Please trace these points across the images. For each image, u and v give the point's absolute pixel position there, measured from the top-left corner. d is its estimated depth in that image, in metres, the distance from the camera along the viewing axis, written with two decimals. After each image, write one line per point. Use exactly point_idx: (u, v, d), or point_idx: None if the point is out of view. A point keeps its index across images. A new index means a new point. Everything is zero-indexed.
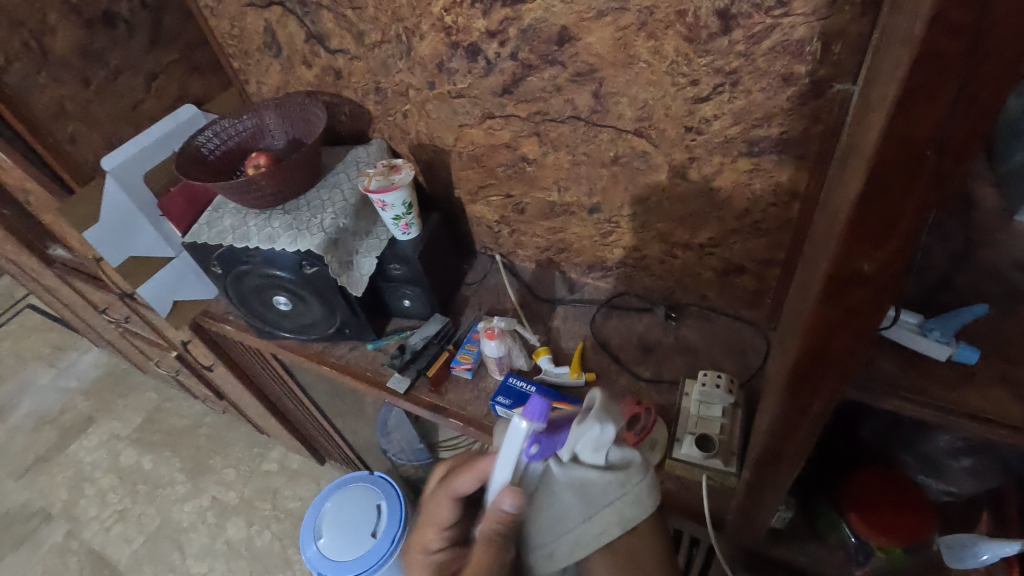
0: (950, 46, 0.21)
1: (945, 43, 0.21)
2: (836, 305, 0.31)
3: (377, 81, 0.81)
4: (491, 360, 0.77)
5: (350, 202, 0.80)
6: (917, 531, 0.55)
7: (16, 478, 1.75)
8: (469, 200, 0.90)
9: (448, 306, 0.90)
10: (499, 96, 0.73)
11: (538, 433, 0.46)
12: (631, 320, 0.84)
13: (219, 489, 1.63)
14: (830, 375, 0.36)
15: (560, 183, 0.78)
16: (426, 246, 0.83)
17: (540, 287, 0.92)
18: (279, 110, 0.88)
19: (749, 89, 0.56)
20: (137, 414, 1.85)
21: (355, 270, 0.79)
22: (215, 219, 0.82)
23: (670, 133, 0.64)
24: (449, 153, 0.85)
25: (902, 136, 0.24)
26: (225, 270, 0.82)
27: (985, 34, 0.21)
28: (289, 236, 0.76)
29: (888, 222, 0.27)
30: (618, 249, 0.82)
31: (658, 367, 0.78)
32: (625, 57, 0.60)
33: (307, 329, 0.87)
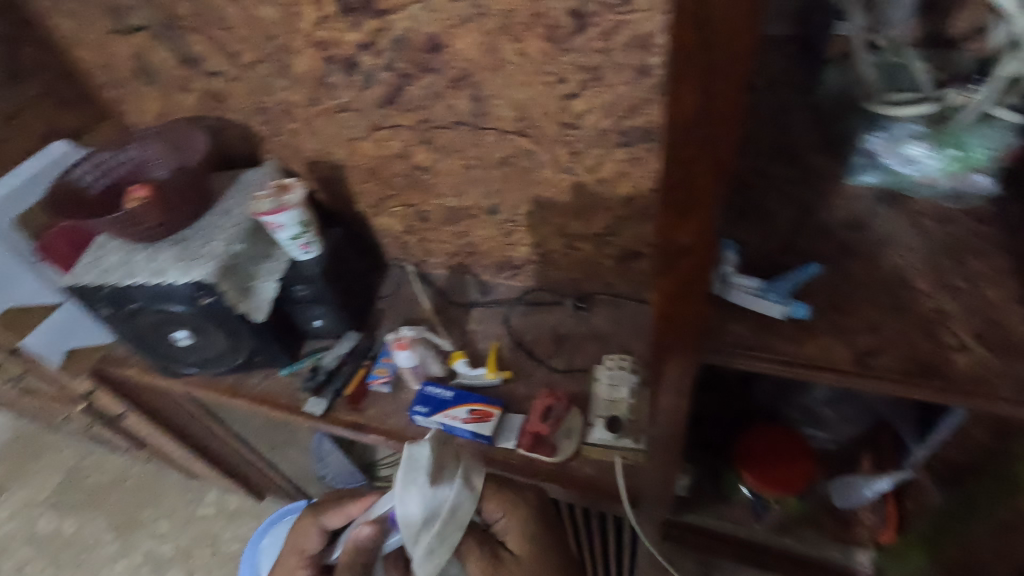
0: (692, 32, 0.23)
1: (688, 29, 0.23)
2: (670, 274, 0.34)
3: (260, 100, 0.79)
4: (409, 370, 0.78)
5: (243, 226, 0.78)
6: (801, 480, 0.60)
7: None
8: (373, 212, 0.90)
9: (363, 321, 0.89)
10: (383, 107, 0.73)
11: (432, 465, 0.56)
12: (544, 314, 0.86)
13: (152, 543, 1.54)
14: (683, 341, 0.39)
15: (456, 188, 0.79)
16: (330, 263, 0.82)
17: (454, 292, 0.92)
18: (160, 137, 0.83)
19: (612, 82, 0.59)
20: (51, 477, 1.71)
21: (256, 295, 0.77)
22: (98, 258, 0.77)
23: (549, 130, 0.66)
24: (344, 168, 0.84)
25: (678, 119, 0.26)
26: (114, 311, 0.77)
27: (716, 25, 0.23)
28: (179, 268, 0.73)
29: (691, 194, 0.29)
30: (523, 247, 0.84)
31: (572, 356, 0.80)
32: (495, 60, 0.62)
33: (214, 362, 0.84)
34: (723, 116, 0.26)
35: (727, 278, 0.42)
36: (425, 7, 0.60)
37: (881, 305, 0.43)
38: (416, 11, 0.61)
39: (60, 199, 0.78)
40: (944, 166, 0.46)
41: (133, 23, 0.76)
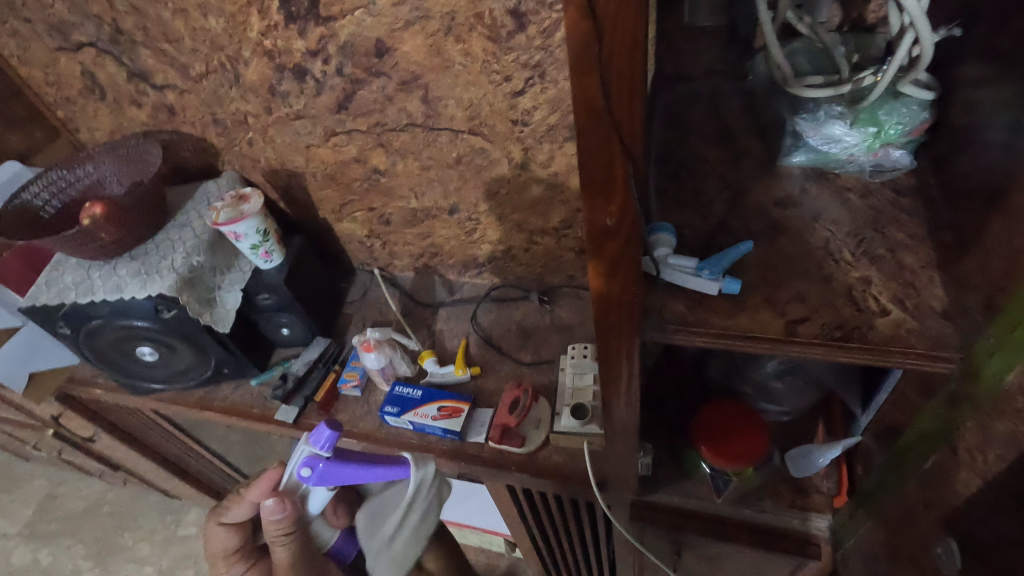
0: (584, 23, 0.25)
1: (580, 21, 0.25)
2: (600, 254, 0.35)
3: (213, 111, 0.79)
4: (377, 372, 0.78)
5: (202, 238, 0.78)
6: (753, 452, 0.62)
7: None
8: (335, 218, 0.90)
9: (331, 327, 0.90)
10: (336, 113, 0.73)
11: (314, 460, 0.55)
12: (509, 310, 0.87)
13: (134, 567, 1.51)
14: (623, 319, 0.40)
15: (415, 189, 0.80)
16: (293, 271, 0.82)
17: (421, 293, 0.93)
18: (112, 154, 0.83)
19: (556, 78, 0.61)
20: (24, 508, 1.67)
21: (220, 305, 0.77)
22: (55, 278, 0.77)
23: (500, 128, 0.68)
24: (303, 175, 0.85)
25: (585, 107, 0.28)
26: (75, 330, 0.77)
27: (600, 15, 0.25)
28: (138, 282, 0.73)
29: (607, 175, 0.31)
30: (485, 244, 0.85)
31: (538, 349, 0.82)
32: (442, 61, 0.63)
33: (181, 377, 0.83)
34: (623, 101, 0.28)
35: (660, 263, 0.44)
36: (370, 12, 0.61)
37: (808, 276, 0.45)
38: (361, 17, 0.62)
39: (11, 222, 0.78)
40: (859, 141, 0.50)
41: (79, 39, 0.76)
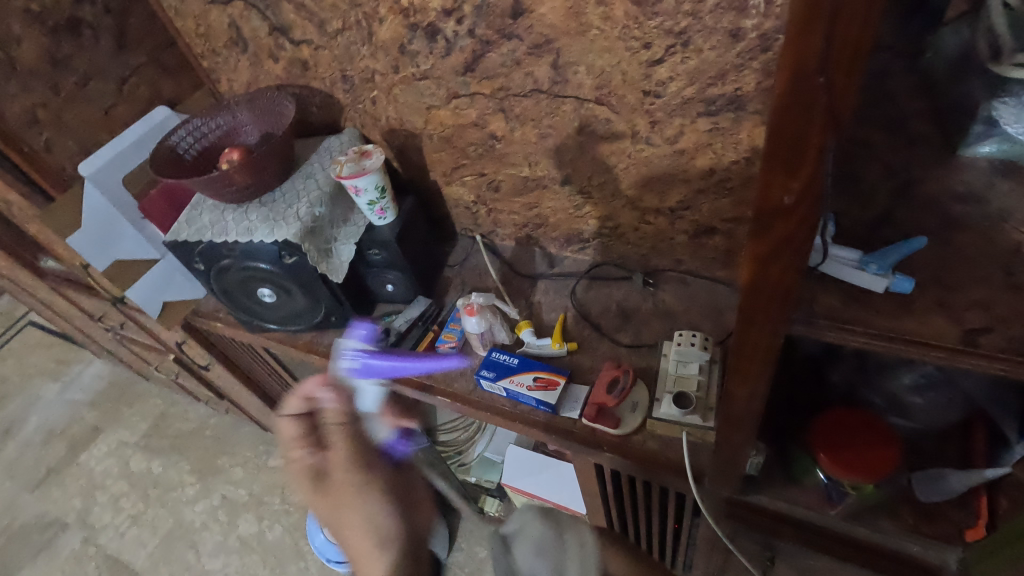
0: None
1: None
2: (765, 235, 0.33)
3: (343, 68, 0.82)
4: (476, 336, 0.79)
5: (322, 191, 0.82)
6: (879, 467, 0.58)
7: (30, 490, 1.79)
8: (445, 182, 0.91)
9: (433, 287, 0.92)
10: (462, 75, 0.73)
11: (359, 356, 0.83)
12: (611, 289, 0.85)
13: (229, 489, 1.66)
14: (774, 308, 0.37)
15: (529, 158, 0.79)
16: (403, 230, 0.84)
17: (520, 263, 0.93)
18: (250, 105, 0.88)
19: (700, 48, 0.58)
20: (142, 422, 1.88)
21: (336, 257, 0.80)
22: (194, 217, 0.83)
23: (629, 99, 0.65)
24: (420, 136, 0.86)
25: (794, 65, 0.26)
26: (207, 266, 0.83)
27: None
28: (267, 227, 0.78)
29: (798, 148, 0.28)
30: (594, 220, 0.84)
31: (638, 332, 0.79)
32: (578, 25, 0.61)
33: (294, 320, 0.89)
34: (844, 62, 0.25)
35: (825, 253, 0.44)
36: None
37: None
38: None
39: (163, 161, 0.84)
40: None
41: None
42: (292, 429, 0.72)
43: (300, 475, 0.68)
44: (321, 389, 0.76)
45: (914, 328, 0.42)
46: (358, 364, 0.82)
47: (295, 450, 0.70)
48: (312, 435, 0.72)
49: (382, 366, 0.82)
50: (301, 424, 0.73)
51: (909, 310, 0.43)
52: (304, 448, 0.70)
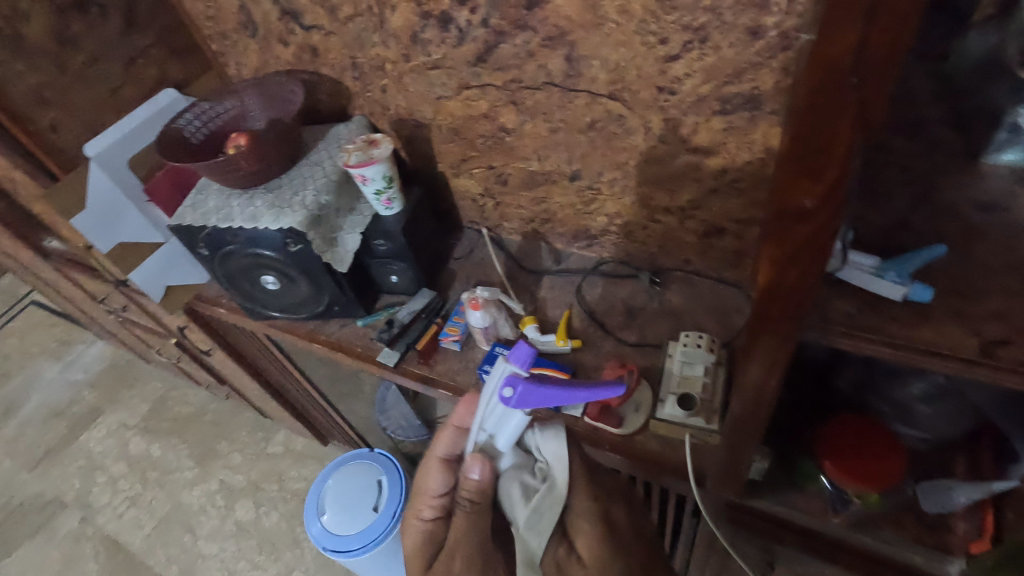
0: None
1: None
2: (784, 238, 0.32)
3: (353, 55, 0.81)
4: (480, 330, 0.78)
5: (329, 179, 0.81)
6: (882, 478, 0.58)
7: (30, 469, 1.79)
8: (453, 173, 0.90)
9: (438, 279, 0.91)
10: (474, 66, 0.72)
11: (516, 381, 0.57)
12: (616, 286, 0.85)
13: (227, 474, 1.66)
14: (789, 312, 0.37)
15: (539, 152, 0.79)
16: (409, 221, 0.84)
17: (526, 258, 0.92)
18: (259, 90, 0.87)
19: (718, 44, 0.56)
20: (142, 404, 1.88)
21: (341, 246, 0.80)
22: (200, 201, 0.82)
23: (644, 95, 0.64)
24: (429, 127, 0.85)
25: (826, 63, 0.25)
26: (212, 251, 0.83)
27: None
28: (272, 214, 0.77)
29: (824, 149, 0.28)
30: (602, 217, 0.83)
31: (643, 331, 0.79)
32: (595, 18, 0.60)
33: (297, 308, 0.88)
34: (879, 61, 0.24)
35: (845, 257, 0.43)
36: None
37: None
38: None
39: (170, 145, 0.83)
40: None
41: None
42: (434, 483, 0.62)
43: (411, 542, 0.62)
44: (470, 462, 0.57)
45: (928, 337, 0.41)
46: (519, 395, 0.56)
47: (424, 509, 0.63)
48: (444, 498, 0.62)
49: (542, 397, 0.56)
50: (444, 476, 0.63)
51: (926, 319, 0.42)
52: (434, 514, 0.62)
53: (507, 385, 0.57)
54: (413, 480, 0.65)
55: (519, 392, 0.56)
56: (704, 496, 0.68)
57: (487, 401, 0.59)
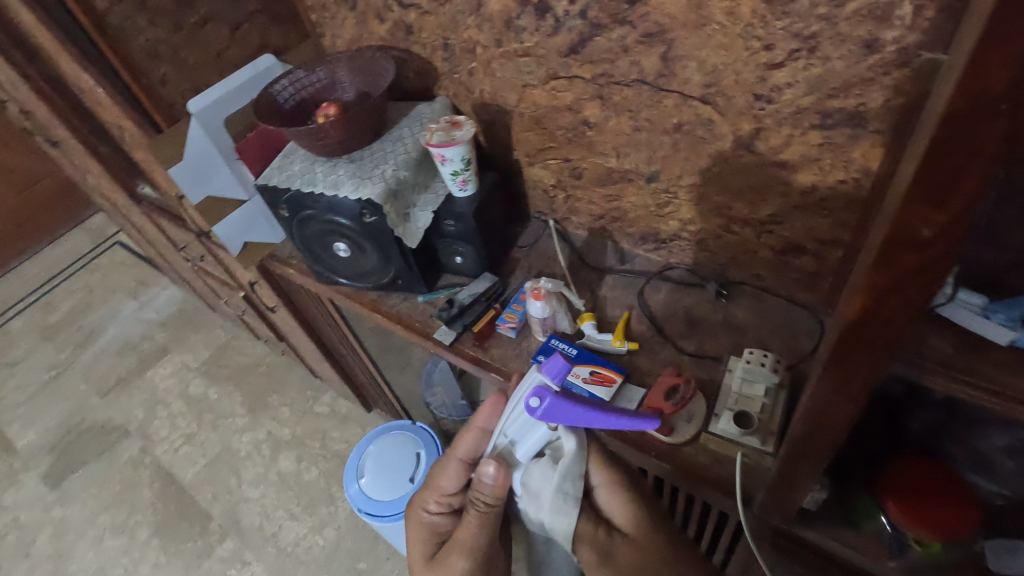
0: None
1: None
2: (891, 266, 0.31)
3: (446, 36, 0.82)
4: (539, 321, 0.79)
5: (410, 156, 0.83)
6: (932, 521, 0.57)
7: (102, 395, 1.95)
8: (527, 162, 0.91)
9: (500, 265, 0.92)
10: (565, 57, 0.72)
11: (542, 394, 0.60)
12: (680, 294, 0.83)
13: (274, 426, 1.75)
14: (880, 341, 0.35)
15: (618, 149, 0.78)
16: (480, 205, 0.85)
17: (590, 254, 0.92)
18: (351, 63, 0.89)
19: (827, 55, 0.54)
20: (205, 349, 2.00)
21: (413, 222, 0.82)
22: (286, 164, 0.86)
23: (738, 101, 0.62)
24: (511, 113, 0.85)
25: (974, 87, 0.24)
26: (292, 214, 0.86)
27: None
28: (353, 184, 0.80)
29: (955, 177, 0.26)
30: (675, 221, 0.81)
31: (703, 342, 0.77)
32: (698, 18, 0.59)
33: (363, 278, 0.91)
34: None
35: (952, 294, 0.41)
36: None
37: None
38: None
39: (264, 108, 0.87)
40: None
41: None
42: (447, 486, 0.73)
43: (415, 527, 0.74)
44: (486, 465, 0.64)
45: None
46: (546, 408, 0.59)
47: (432, 503, 0.74)
48: (453, 496, 0.74)
49: (568, 415, 0.61)
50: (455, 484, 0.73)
51: None
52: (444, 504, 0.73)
53: (535, 396, 0.60)
54: (429, 472, 0.75)
55: (547, 406, 0.59)
56: (749, 518, 0.66)
57: (514, 408, 0.65)
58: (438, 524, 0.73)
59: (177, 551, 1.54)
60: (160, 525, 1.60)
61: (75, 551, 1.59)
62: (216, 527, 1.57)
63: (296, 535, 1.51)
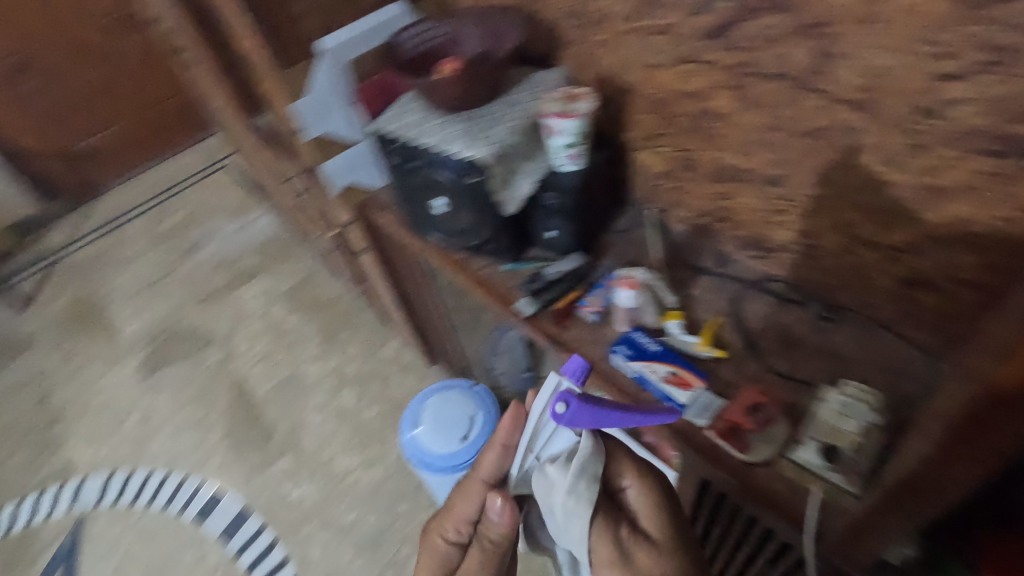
0: None
1: None
2: None
3: (580, 4, 0.79)
4: (624, 310, 0.77)
5: (522, 121, 0.81)
6: None
7: (197, 303, 2.12)
8: (639, 145, 0.87)
9: (592, 247, 0.90)
10: (704, 40, 0.68)
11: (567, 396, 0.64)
12: (778, 309, 0.78)
13: (342, 361, 1.83)
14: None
15: (743, 146, 0.73)
16: (583, 183, 0.83)
17: (687, 251, 0.88)
18: (478, 20, 0.88)
19: (1019, 73, 0.48)
20: (291, 277, 2.12)
21: (514, 189, 0.82)
22: (401, 113, 0.87)
23: (896, 112, 0.56)
24: (632, 93, 0.82)
25: None
26: (398, 163, 0.88)
27: None
28: (462, 142, 0.79)
29: None
30: (788, 231, 0.76)
31: (795, 364, 0.73)
32: (869, 14, 0.53)
33: (455, 237, 0.92)
34: None
35: None
36: None
37: None
38: None
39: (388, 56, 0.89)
40: None
41: None
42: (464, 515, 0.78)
43: (428, 557, 0.79)
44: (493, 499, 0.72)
45: None
46: (571, 412, 0.64)
47: (449, 531, 0.79)
48: (469, 526, 0.78)
49: (591, 418, 0.64)
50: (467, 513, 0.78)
51: None
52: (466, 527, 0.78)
53: (562, 401, 0.64)
54: (448, 500, 0.81)
55: (572, 410, 0.64)
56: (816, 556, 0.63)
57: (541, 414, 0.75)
58: (451, 556, 0.78)
59: (241, 457, 1.67)
60: (230, 430, 1.73)
61: (156, 437, 1.76)
62: (277, 443, 1.68)
63: (347, 466, 1.59)
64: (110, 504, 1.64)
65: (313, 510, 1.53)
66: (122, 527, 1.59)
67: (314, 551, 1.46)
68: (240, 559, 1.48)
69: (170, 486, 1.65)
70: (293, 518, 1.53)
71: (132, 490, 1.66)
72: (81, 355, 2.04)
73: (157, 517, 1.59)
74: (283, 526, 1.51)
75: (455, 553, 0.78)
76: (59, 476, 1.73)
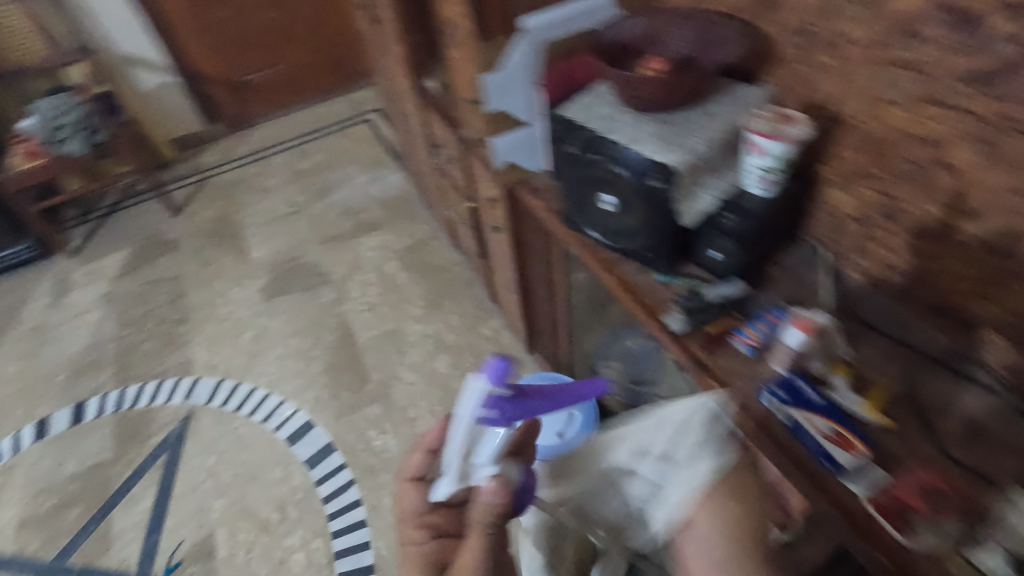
0: None
1: None
2: None
3: (812, 23, 0.75)
4: (789, 350, 0.72)
5: (720, 135, 0.78)
6: None
7: (320, 243, 2.25)
8: (834, 182, 0.82)
9: (753, 276, 0.86)
10: (960, 83, 0.62)
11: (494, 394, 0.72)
12: (964, 392, 0.71)
13: (442, 328, 1.89)
14: None
15: (970, 205, 0.66)
16: (768, 210, 0.79)
17: (860, 304, 0.82)
18: (695, 25, 0.85)
19: None
20: (408, 237, 2.20)
21: (696, 203, 0.79)
22: (592, 104, 0.87)
23: None
24: (844, 126, 0.77)
25: None
26: (577, 153, 0.88)
27: None
28: (655, 144, 0.77)
29: None
30: (998, 309, 0.68)
31: (976, 456, 0.66)
32: None
33: (613, 236, 0.91)
34: None
35: None
36: None
37: None
38: None
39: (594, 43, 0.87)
40: None
41: None
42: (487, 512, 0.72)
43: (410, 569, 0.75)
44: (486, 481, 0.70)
45: None
46: (498, 407, 0.72)
47: (414, 535, 0.77)
48: (430, 519, 0.79)
49: (515, 405, 0.73)
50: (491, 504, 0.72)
51: None
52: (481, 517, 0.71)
53: (487, 400, 0.72)
54: (401, 509, 0.81)
55: (497, 401, 0.72)
56: None
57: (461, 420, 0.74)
58: (428, 552, 0.75)
59: (335, 394, 1.76)
60: (329, 366, 1.84)
61: (265, 357, 1.90)
62: (369, 390, 1.76)
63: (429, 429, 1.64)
64: (216, 406, 1.79)
65: (391, 462, 1.59)
66: (223, 430, 1.72)
67: (386, 500, 1.51)
68: (319, 488, 1.56)
69: (269, 404, 1.77)
70: (371, 463, 1.59)
71: (236, 399, 1.80)
72: (215, 267, 2.23)
73: (253, 429, 1.71)
74: (361, 469, 1.58)
75: (431, 550, 0.75)
76: (179, 370, 1.90)
